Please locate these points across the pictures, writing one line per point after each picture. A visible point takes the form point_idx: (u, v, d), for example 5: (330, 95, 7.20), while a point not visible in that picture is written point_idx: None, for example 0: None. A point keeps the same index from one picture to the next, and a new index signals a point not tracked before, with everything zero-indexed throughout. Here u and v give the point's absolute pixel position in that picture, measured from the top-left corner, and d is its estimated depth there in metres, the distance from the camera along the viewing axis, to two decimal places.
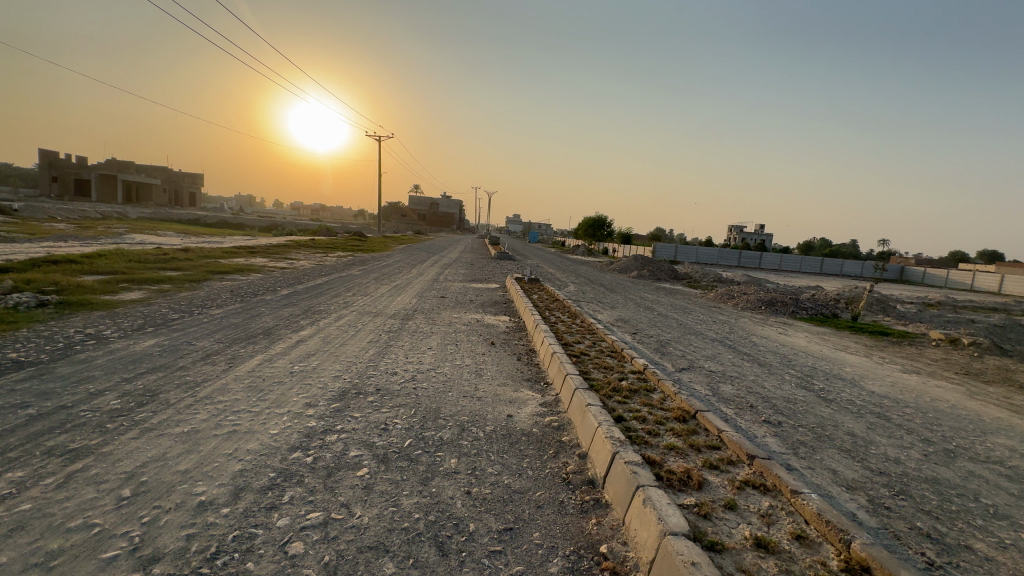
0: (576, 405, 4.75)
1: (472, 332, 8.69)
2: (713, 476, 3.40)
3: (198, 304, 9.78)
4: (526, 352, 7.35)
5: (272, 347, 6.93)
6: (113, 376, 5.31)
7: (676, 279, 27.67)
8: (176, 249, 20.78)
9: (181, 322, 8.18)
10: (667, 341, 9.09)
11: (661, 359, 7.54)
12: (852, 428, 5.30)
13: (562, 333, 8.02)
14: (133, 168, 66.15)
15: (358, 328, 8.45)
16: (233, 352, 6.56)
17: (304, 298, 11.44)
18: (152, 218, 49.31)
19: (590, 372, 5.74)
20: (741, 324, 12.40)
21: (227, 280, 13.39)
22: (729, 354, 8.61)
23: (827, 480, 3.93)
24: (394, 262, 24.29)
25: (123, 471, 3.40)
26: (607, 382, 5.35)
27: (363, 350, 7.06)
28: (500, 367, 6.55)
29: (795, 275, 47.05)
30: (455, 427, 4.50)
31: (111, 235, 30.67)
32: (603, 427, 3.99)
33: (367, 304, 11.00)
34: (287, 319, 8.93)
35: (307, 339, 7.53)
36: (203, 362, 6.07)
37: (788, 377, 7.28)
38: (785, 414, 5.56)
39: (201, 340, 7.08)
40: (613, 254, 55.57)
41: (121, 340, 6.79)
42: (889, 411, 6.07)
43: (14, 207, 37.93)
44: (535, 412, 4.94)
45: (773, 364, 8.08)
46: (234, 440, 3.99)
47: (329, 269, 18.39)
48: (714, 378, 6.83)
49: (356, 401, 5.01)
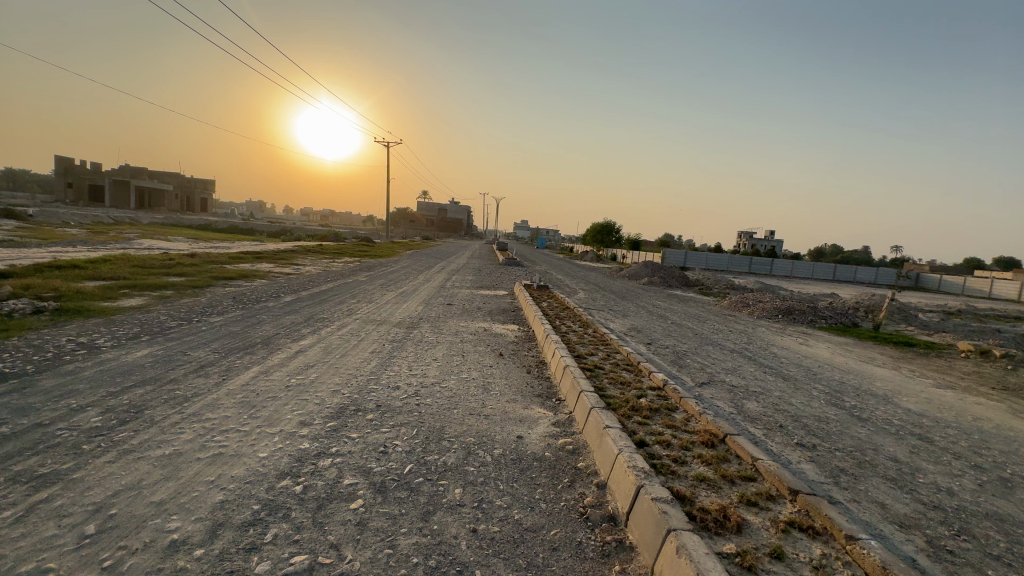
0: (592, 426, 4.35)
1: (479, 342, 8.32)
2: (752, 515, 2.99)
3: (198, 311, 9.53)
4: (537, 364, 6.96)
5: (270, 358, 6.61)
6: (98, 390, 5.00)
7: (687, 286, 27.15)
8: (183, 254, 20.68)
9: (179, 330, 7.91)
10: (684, 353, 8.66)
11: (680, 372, 7.11)
12: (894, 453, 4.84)
13: (573, 344, 7.62)
14: (145, 174, 66.87)
15: (361, 338, 8.11)
16: (229, 363, 6.25)
17: (307, 305, 11.16)
18: (163, 224, 49.76)
19: (606, 388, 5.34)
20: (759, 334, 11.89)
21: (231, 286, 13.17)
22: (751, 367, 8.14)
23: (877, 517, 3.50)
24: (402, 268, 24.03)
25: (91, 503, 3.05)
26: (625, 400, 4.94)
27: (365, 361, 6.73)
28: (509, 381, 6.16)
29: (808, 282, 46.18)
30: (460, 450, 4.13)
31: (122, 240, 30.91)
32: (625, 454, 3.59)
33: (371, 312, 10.68)
34: (288, 328, 8.63)
35: (307, 349, 7.21)
36: (196, 374, 5.77)
37: (816, 393, 6.80)
38: (819, 437, 5.10)
39: (196, 350, 6.78)
40: (622, 260, 55.10)
41: (113, 350, 6.50)
42: (931, 432, 5.60)
43: (27, 213, 38.32)
44: (547, 433, 4.55)
45: (798, 378, 7.61)
46: (218, 465, 3.63)
47: (336, 275, 18.17)
48: (737, 395, 6.38)
49: (354, 419, 4.65)
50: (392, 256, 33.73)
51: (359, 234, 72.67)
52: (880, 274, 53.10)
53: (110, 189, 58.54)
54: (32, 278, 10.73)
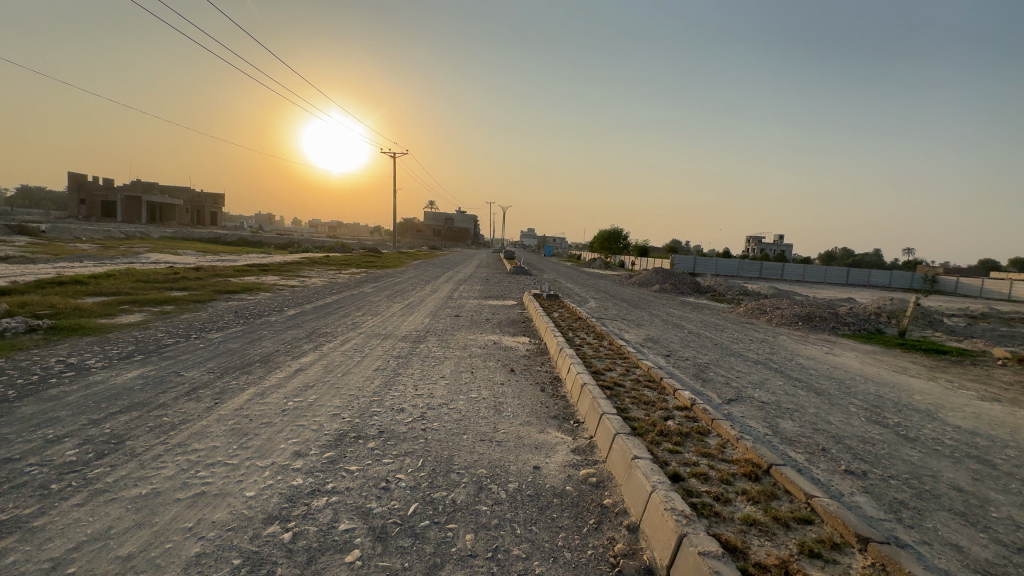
0: (618, 455, 3.89)
1: (489, 357, 7.88)
2: (818, 571, 2.53)
3: (197, 328, 9.19)
4: (551, 381, 6.52)
5: (267, 378, 6.23)
6: (80, 418, 4.62)
7: (700, 293, 26.60)
8: (187, 268, 20.49)
9: (175, 348, 7.56)
10: (706, 366, 8.16)
11: (705, 388, 6.64)
12: (956, 480, 4.33)
13: (589, 359, 7.15)
14: (156, 189, 67.61)
15: (365, 354, 7.72)
16: (224, 384, 5.87)
17: (310, 318, 10.80)
18: (172, 237, 50.07)
19: (629, 409, 4.88)
20: (782, 343, 11.33)
21: (234, 300, 12.86)
22: (779, 380, 7.61)
23: (957, 565, 3.01)
24: (408, 278, 23.63)
25: (47, 558, 2.65)
26: (651, 424, 4.47)
27: (368, 380, 6.32)
28: (522, 401, 5.72)
29: (821, 287, 45.30)
30: (471, 485, 3.68)
31: (133, 255, 31.00)
32: (660, 492, 3.13)
33: (376, 325, 10.29)
34: (289, 344, 8.25)
35: (308, 368, 6.82)
36: (187, 397, 5.39)
37: (855, 410, 6.28)
38: (868, 462, 4.60)
39: (191, 369, 6.42)
40: (631, 266, 54.68)
41: (103, 372, 6.15)
42: (989, 454, 5.07)
43: (40, 228, 38.69)
44: (567, 463, 4.09)
45: (832, 393, 7.07)
46: (199, 508, 3.22)
47: (341, 287, 17.87)
48: (770, 413, 5.88)
49: (354, 449, 4.23)
50: (398, 266, 33.42)
51: (366, 244, 72.66)
52: (895, 278, 51.98)
53: (121, 204, 59.19)
54: (31, 296, 10.48)
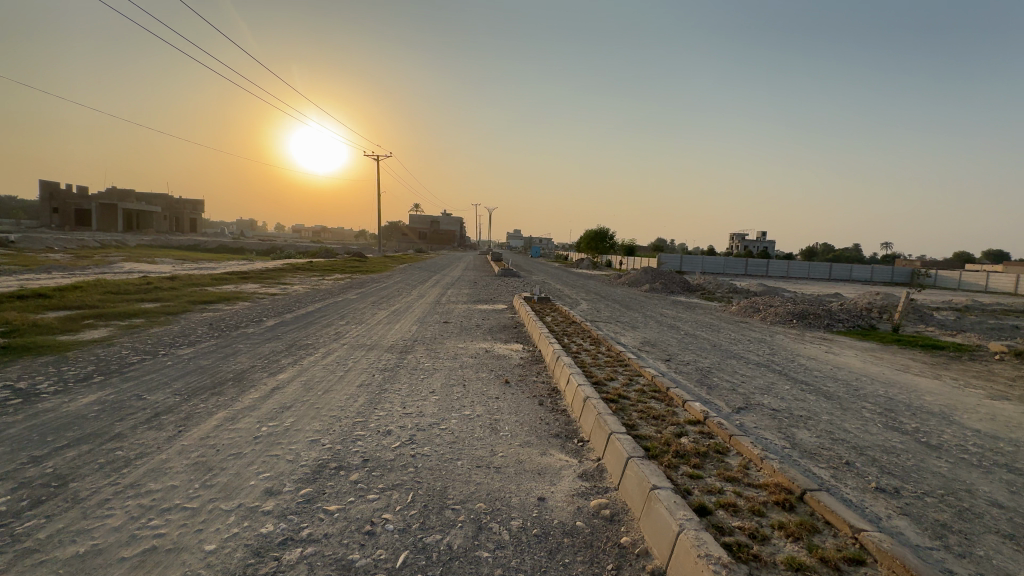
0: (633, 483, 3.47)
1: (481, 367, 7.41)
2: None
3: (167, 343, 8.56)
4: (549, 394, 6.09)
5: (240, 399, 5.68)
6: (19, 456, 4.06)
7: (690, 292, 26.45)
8: (161, 277, 19.60)
9: (140, 367, 6.95)
10: (708, 370, 7.82)
11: (711, 396, 6.27)
12: (993, 495, 4.00)
13: (588, 367, 6.73)
14: (131, 197, 65.70)
15: (348, 368, 7.20)
16: (190, 408, 5.32)
17: (290, 329, 10.19)
18: (150, 245, 48.69)
19: (638, 426, 4.48)
20: (780, 343, 11.03)
21: (210, 311, 12.20)
22: (786, 384, 7.26)
23: None
24: (393, 283, 22.99)
25: None
26: (665, 443, 4.07)
27: (351, 398, 5.80)
28: (520, 417, 5.27)
29: (805, 283, 45.70)
30: (468, 524, 3.22)
31: (107, 264, 29.85)
32: (690, 534, 2.71)
33: (361, 336, 9.73)
34: (267, 358, 7.70)
35: (286, 385, 6.28)
36: (147, 425, 4.83)
37: (869, 416, 5.96)
38: (897, 477, 4.24)
39: (155, 392, 5.84)
40: (619, 266, 54.69)
41: (55, 397, 5.55)
42: (1018, 461, 4.77)
43: (8, 238, 37.22)
44: (575, 492, 3.65)
45: (842, 397, 6.74)
46: (147, 570, 2.72)
47: (325, 294, 17.25)
48: (784, 422, 5.52)
49: (334, 484, 3.73)
50: (383, 271, 32.64)
51: (351, 248, 71.41)
52: (876, 272, 52.70)
53: (96, 212, 57.41)
54: None
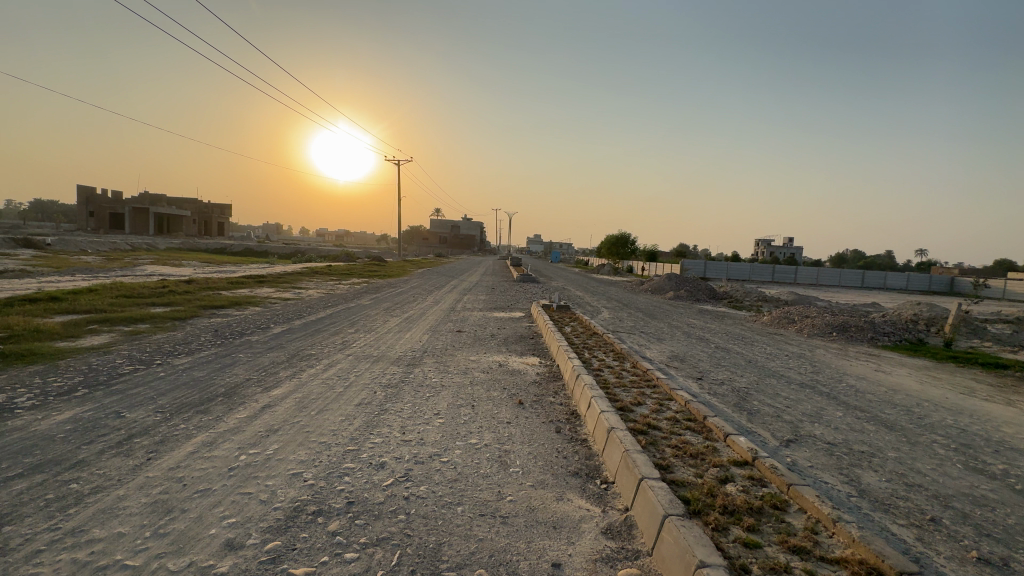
0: (674, 552, 2.76)
1: (493, 384, 6.75)
2: None
3: (166, 351, 8.17)
4: (568, 419, 5.40)
5: (225, 420, 5.13)
6: None
7: (717, 299, 25.39)
8: (177, 281, 19.57)
9: (129, 379, 6.51)
10: (746, 391, 7.01)
11: (754, 424, 5.50)
12: None
13: (611, 387, 6.02)
14: (161, 201, 67.49)
15: (349, 383, 6.64)
16: (167, 430, 4.79)
17: (295, 338, 9.73)
18: (177, 248, 49.79)
19: (673, 469, 3.76)
20: (823, 360, 10.06)
21: (218, 317, 11.86)
22: (838, 411, 6.39)
23: None
24: (410, 288, 22.64)
25: None
26: (709, 495, 3.34)
27: (346, 420, 5.20)
28: (533, 448, 4.60)
29: (837, 291, 43.78)
30: None
31: (131, 266, 30.25)
32: None
33: (368, 346, 9.17)
34: (266, 370, 7.21)
35: (278, 403, 5.75)
36: (116, 450, 4.31)
37: (945, 453, 5.09)
38: (1001, 542, 3.42)
39: (135, 409, 5.35)
40: (642, 272, 53.51)
41: (28, 414, 5.10)
42: None
43: (46, 241, 38.47)
44: (598, 556, 2.95)
45: (907, 428, 5.85)
46: None
47: (339, 299, 16.86)
48: (844, 460, 4.72)
49: (308, 536, 3.12)
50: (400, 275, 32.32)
51: (371, 252, 71.78)
52: (913, 280, 50.32)
53: (128, 216, 59.08)
54: None
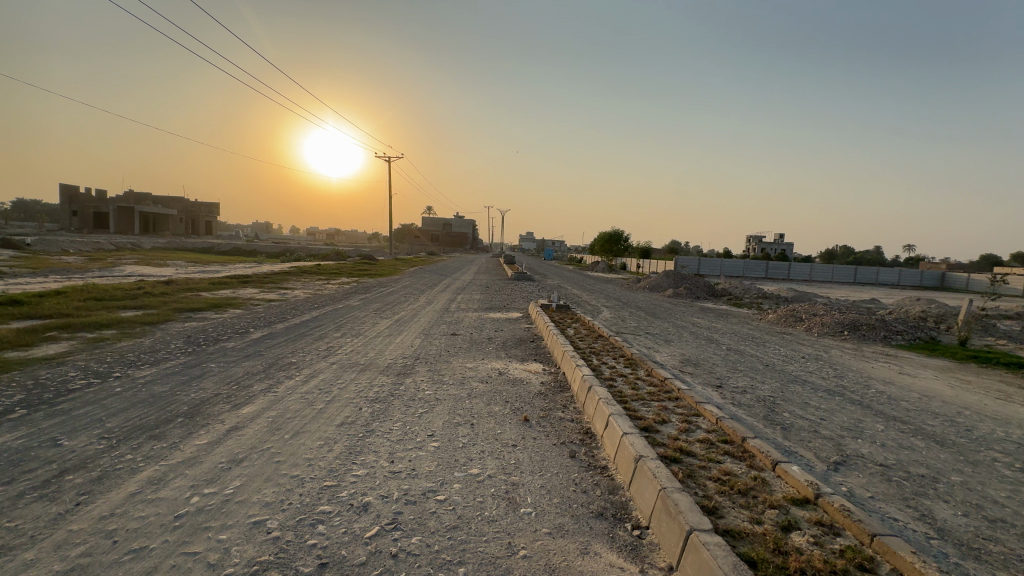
0: None
1: (494, 397, 6.01)
2: None
3: (129, 361, 7.34)
4: (582, 440, 4.68)
5: (182, 447, 4.37)
6: None
7: (716, 296, 24.83)
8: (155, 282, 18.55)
9: (79, 395, 5.72)
10: (774, 401, 6.35)
11: (794, 443, 4.83)
12: None
13: (628, 401, 5.32)
14: (145, 199, 65.72)
15: (332, 397, 5.89)
16: (109, 463, 4.01)
17: (276, 344, 8.92)
18: (162, 248, 48.43)
19: (725, 513, 3.07)
20: (843, 362, 9.43)
21: (193, 321, 11.01)
22: (878, 423, 5.73)
23: None
24: (402, 288, 21.88)
25: None
26: (778, 553, 2.65)
27: (325, 445, 4.46)
28: (545, 480, 3.89)
29: (833, 287, 43.44)
30: None
31: (110, 267, 28.99)
32: None
33: (355, 353, 8.38)
34: (240, 382, 6.45)
35: (246, 424, 4.98)
36: (39, 491, 3.54)
37: (1014, 476, 4.45)
38: None
39: (76, 435, 4.55)
40: (637, 270, 53.00)
41: None
42: None
43: (25, 240, 37.20)
44: None
45: (959, 443, 5.22)
46: None
47: (326, 300, 16.00)
48: (907, 487, 4.06)
49: None
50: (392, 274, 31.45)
51: (362, 250, 70.38)
52: (905, 275, 50.33)
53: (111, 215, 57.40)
54: None
